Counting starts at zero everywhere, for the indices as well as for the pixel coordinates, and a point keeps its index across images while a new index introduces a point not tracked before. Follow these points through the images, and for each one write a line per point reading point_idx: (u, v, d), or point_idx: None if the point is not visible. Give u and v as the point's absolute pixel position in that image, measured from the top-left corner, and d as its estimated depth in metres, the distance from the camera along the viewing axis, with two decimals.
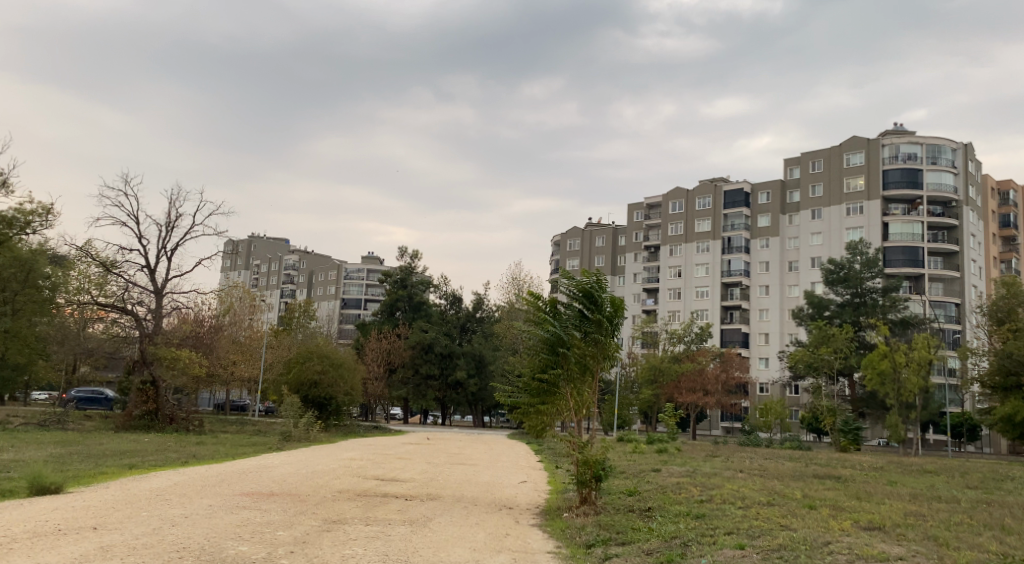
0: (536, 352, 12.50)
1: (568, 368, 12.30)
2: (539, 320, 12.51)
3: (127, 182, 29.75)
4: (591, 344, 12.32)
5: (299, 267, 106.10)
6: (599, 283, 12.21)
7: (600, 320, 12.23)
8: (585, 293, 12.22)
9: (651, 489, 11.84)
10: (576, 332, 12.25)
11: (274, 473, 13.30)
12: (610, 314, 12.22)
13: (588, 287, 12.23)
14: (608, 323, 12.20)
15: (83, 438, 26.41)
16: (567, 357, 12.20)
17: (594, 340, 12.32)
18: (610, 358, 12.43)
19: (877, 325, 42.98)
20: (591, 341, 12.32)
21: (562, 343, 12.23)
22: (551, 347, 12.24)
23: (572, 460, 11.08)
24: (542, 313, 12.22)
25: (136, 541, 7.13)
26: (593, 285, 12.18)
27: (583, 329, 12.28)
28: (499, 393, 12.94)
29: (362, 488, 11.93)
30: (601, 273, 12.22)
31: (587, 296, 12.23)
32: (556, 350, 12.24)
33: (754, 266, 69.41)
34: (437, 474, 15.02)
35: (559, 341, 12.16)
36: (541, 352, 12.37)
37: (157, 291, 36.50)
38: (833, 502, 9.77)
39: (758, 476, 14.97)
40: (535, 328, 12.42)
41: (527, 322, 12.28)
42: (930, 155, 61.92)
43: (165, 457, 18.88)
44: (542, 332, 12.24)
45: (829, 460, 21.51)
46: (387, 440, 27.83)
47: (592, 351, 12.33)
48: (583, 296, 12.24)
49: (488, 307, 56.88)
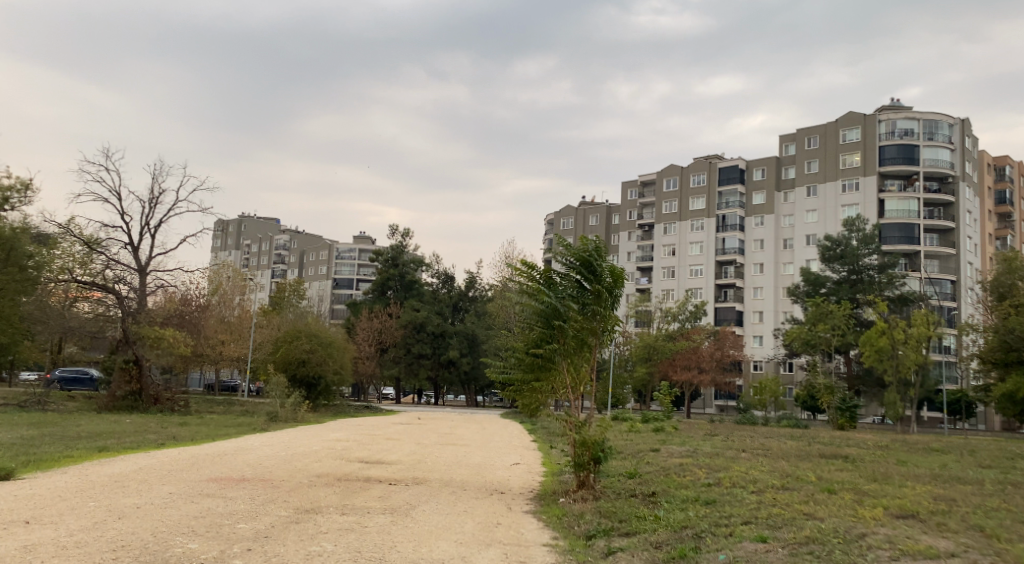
0: (530, 326, 11.69)
1: (563, 343, 11.49)
2: (531, 292, 11.71)
3: (107, 157, 28.90)
4: (590, 317, 11.50)
5: (289, 246, 104.84)
6: (598, 251, 11.39)
7: (599, 292, 11.42)
8: (582, 262, 11.39)
9: (653, 471, 11.06)
10: (573, 304, 11.43)
11: (249, 456, 12.51)
12: (609, 286, 11.41)
13: (586, 254, 11.39)
14: (608, 295, 11.39)
15: (63, 419, 25.61)
16: (564, 330, 11.38)
17: (593, 313, 11.50)
18: (609, 332, 11.61)
19: (875, 301, 42.26)
20: (589, 313, 11.50)
21: (558, 315, 11.42)
22: (546, 320, 11.43)
23: (568, 441, 10.30)
24: (537, 284, 11.43)
25: (70, 538, 6.35)
26: (592, 253, 11.36)
27: (580, 301, 11.46)
28: (490, 369, 12.12)
29: (343, 471, 11.14)
30: (599, 240, 11.41)
31: (585, 265, 11.40)
32: (552, 323, 11.43)
33: (749, 244, 68.69)
34: (424, 456, 14.22)
35: (556, 314, 11.36)
36: (535, 325, 11.55)
37: (141, 269, 35.58)
38: (854, 485, 9.01)
39: (764, 456, 14.22)
40: (528, 300, 11.60)
41: (520, 293, 11.48)
42: (927, 131, 61.00)
43: (142, 439, 18.09)
44: (537, 304, 11.43)
45: (830, 439, 20.78)
46: (376, 420, 27.06)
47: (591, 325, 11.49)
48: (580, 266, 11.42)
49: (481, 286, 55.98)
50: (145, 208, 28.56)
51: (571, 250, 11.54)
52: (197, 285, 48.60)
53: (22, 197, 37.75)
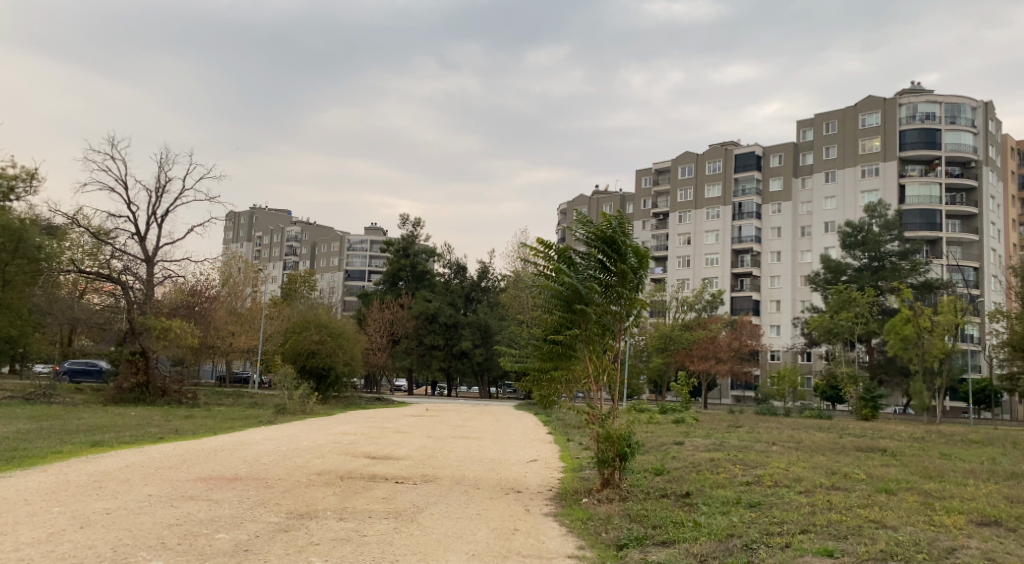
0: (548, 310, 10.82)
1: (585, 328, 10.61)
2: (549, 274, 10.82)
3: (112, 144, 27.48)
4: (613, 299, 10.64)
5: (301, 238, 104.19)
6: (622, 228, 10.48)
7: (623, 272, 10.53)
8: (605, 240, 10.49)
9: (683, 467, 10.17)
10: (595, 286, 10.55)
11: (247, 452, 11.69)
12: (634, 266, 10.52)
13: (608, 231, 10.50)
14: (632, 276, 10.51)
15: (66, 411, 25.00)
16: (586, 314, 10.51)
17: (617, 295, 10.63)
18: (636, 316, 10.69)
19: (900, 288, 40.91)
20: (612, 296, 10.62)
21: (580, 297, 10.55)
22: (567, 303, 10.58)
23: (591, 437, 9.43)
24: (556, 267, 10.59)
25: (15, 554, 5.61)
26: (614, 230, 10.44)
27: (602, 283, 10.58)
28: (505, 357, 11.23)
29: (345, 468, 10.33)
30: (624, 217, 10.49)
31: (607, 243, 10.51)
32: (574, 307, 10.57)
33: (765, 232, 67.50)
34: (435, 451, 13.39)
35: (578, 297, 10.48)
36: (554, 309, 10.70)
37: (148, 260, 34.80)
38: (912, 484, 8.12)
39: (797, 449, 13.33)
40: (546, 282, 10.74)
41: (537, 276, 10.61)
42: (950, 114, 59.53)
43: (141, 433, 17.35)
44: (557, 285, 10.56)
45: (861, 431, 19.81)
46: (387, 412, 26.30)
47: (614, 309, 10.61)
48: (602, 244, 10.53)
49: (493, 276, 55.11)
50: (151, 197, 27.84)
51: (591, 226, 10.64)
52: (207, 276, 47.98)
53: (27, 186, 37.27)
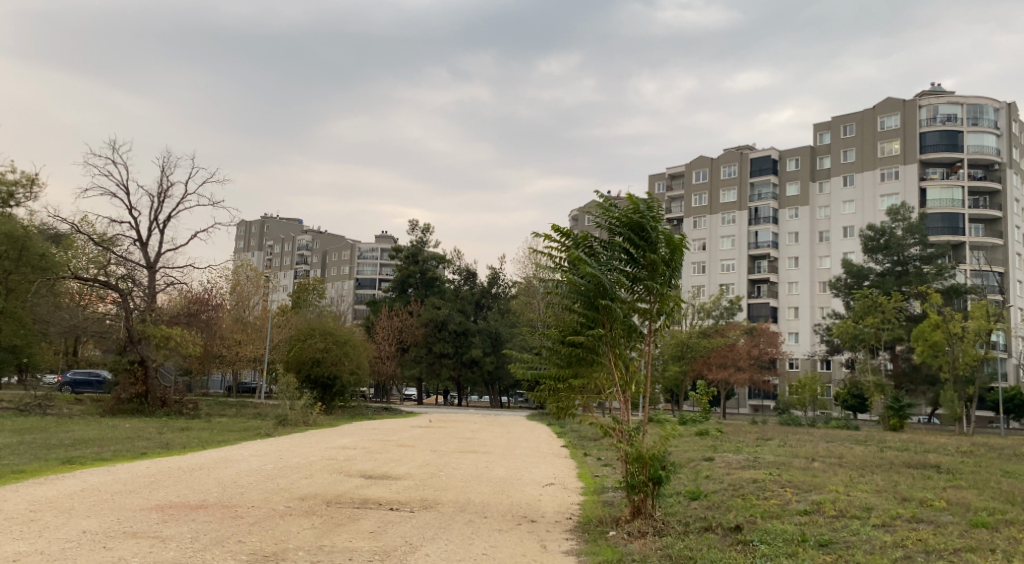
0: (566, 307, 9.53)
1: (608, 328, 9.32)
2: (567, 264, 9.55)
3: (114, 148, 26.70)
4: (641, 294, 9.37)
5: (312, 247, 103.23)
6: (651, 212, 9.25)
7: (653, 262, 9.26)
8: (632, 225, 9.25)
9: (724, 490, 8.87)
10: (622, 279, 9.26)
11: (229, 470, 10.49)
12: (665, 257, 9.26)
13: (636, 216, 9.25)
14: (664, 267, 9.24)
15: (58, 423, 23.79)
16: (611, 311, 9.23)
17: (646, 290, 9.35)
18: (668, 315, 9.38)
19: (927, 291, 39.19)
20: (640, 291, 9.35)
21: (604, 292, 9.24)
22: (587, 301, 9.31)
23: (619, 458, 8.16)
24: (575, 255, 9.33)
25: None
26: (643, 214, 9.21)
27: (630, 276, 9.32)
28: (514, 363, 9.92)
29: (333, 491, 9.09)
30: (654, 201, 9.24)
31: (635, 229, 9.28)
32: (596, 303, 9.27)
33: (782, 237, 66.04)
34: (440, 468, 12.11)
35: (601, 291, 9.19)
36: (573, 306, 9.42)
37: (150, 266, 33.61)
38: (1005, 514, 6.92)
39: (841, 467, 11.96)
40: (563, 274, 9.43)
41: (554, 268, 9.39)
42: (971, 115, 57.96)
43: (128, 448, 16.14)
44: (577, 279, 9.24)
45: (900, 443, 18.39)
46: (392, 423, 25.06)
47: (645, 306, 9.32)
48: (629, 231, 9.29)
49: (504, 282, 53.58)
50: (153, 202, 26.94)
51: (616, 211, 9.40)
52: (212, 283, 46.98)
53: (28, 193, 36.41)
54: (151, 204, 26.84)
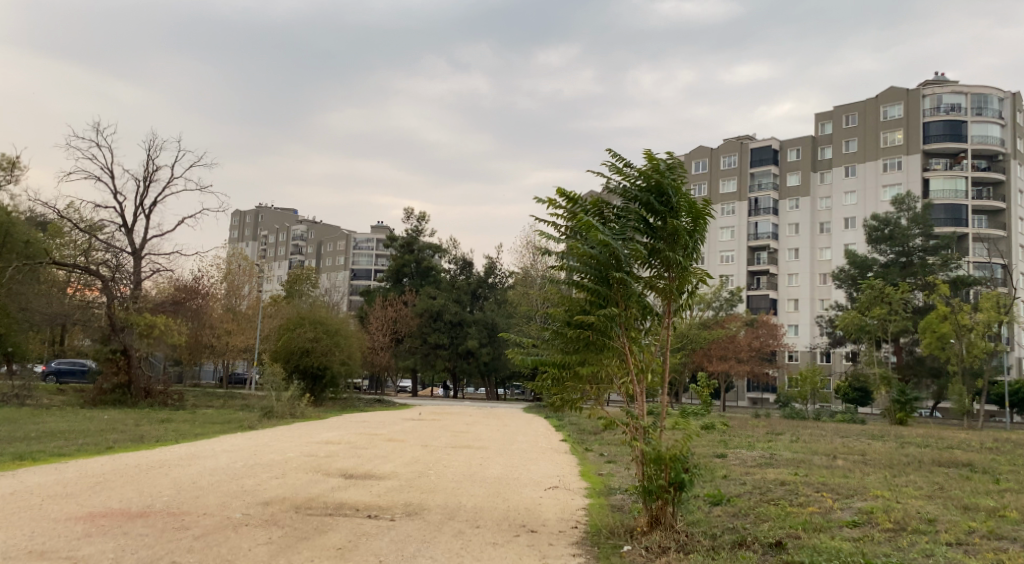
0: (574, 282, 8.45)
1: (622, 307, 8.31)
2: (575, 234, 8.49)
3: (98, 131, 26.28)
4: (659, 269, 8.32)
5: (307, 237, 101.95)
6: (674, 173, 8.27)
7: (674, 231, 8.22)
8: (652, 188, 8.27)
9: (751, 494, 7.87)
10: (639, 249, 8.24)
11: (196, 468, 9.52)
12: (688, 227, 8.23)
13: (657, 179, 8.24)
14: (687, 238, 8.23)
15: (34, 415, 22.80)
16: (625, 287, 8.22)
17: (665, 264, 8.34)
18: (689, 292, 8.37)
19: (935, 282, 38.09)
20: (658, 267, 8.31)
21: (618, 265, 8.21)
22: (599, 276, 8.27)
23: (634, 459, 7.17)
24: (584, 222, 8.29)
25: None
26: (665, 174, 8.23)
27: (648, 245, 8.29)
28: (512, 349, 8.81)
29: (304, 493, 8.05)
30: (677, 160, 8.26)
31: (656, 191, 8.29)
32: (608, 277, 8.24)
33: (783, 228, 65.04)
34: (429, 466, 11.03)
35: (615, 264, 8.18)
36: (582, 282, 8.35)
37: (135, 252, 32.34)
38: None
39: (868, 467, 10.90)
40: (573, 242, 8.35)
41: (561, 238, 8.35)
42: (976, 105, 56.80)
43: (98, 441, 15.15)
44: (589, 249, 8.18)
45: (922, 439, 17.25)
46: (385, 415, 23.96)
47: (664, 280, 8.30)
48: (647, 197, 8.30)
49: (501, 272, 52.31)
50: (139, 186, 26.80)
51: (633, 173, 8.39)
52: (201, 271, 45.83)
53: (9, 176, 35.28)
54: (136, 189, 26.14)
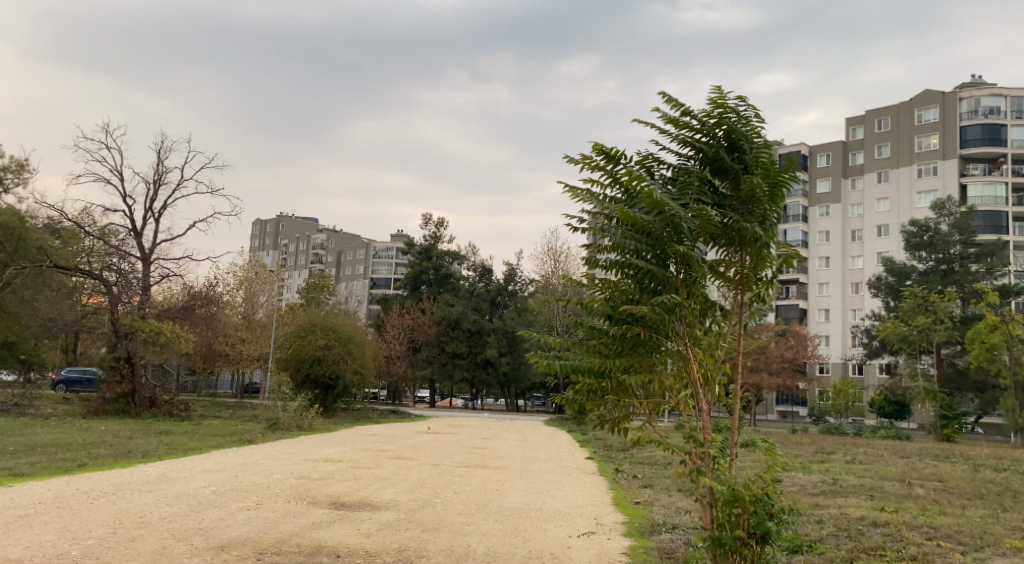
0: (622, 262, 6.92)
1: (684, 296, 6.82)
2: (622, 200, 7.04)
3: (107, 132, 26.14)
4: (730, 248, 6.96)
5: (327, 246, 100.92)
6: (746, 128, 6.97)
7: (750, 197, 6.91)
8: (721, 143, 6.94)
9: (849, 544, 6.77)
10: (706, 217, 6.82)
11: (154, 494, 8.16)
12: (766, 194, 6.91)
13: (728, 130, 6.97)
14: (765, 206, 6.88)
15: (28, 426, 21.57)
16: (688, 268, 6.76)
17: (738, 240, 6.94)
18: (765, 278, 6.97)
19: (981, 289, 35.72)
20: (728, 246, 6.96)
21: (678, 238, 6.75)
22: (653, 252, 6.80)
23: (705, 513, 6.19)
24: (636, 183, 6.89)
25: None
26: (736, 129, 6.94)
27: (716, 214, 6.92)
28: (534, 353, 7.18)
29: (275, 531, 6.58)
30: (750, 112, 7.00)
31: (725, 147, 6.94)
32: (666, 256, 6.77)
33: (812, 235, 62.91)
34: (437, 492, 9.41)
35: (676, 237, 6.75)
36: (631, 262, 6.86)
37: (145, 257, 30.92)
38: None
39: (957, 497, 9.18)
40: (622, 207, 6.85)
41: (606, 205, 6.91)
42: (1017, 109, 54.46)
43: (76, 457, 13.78)
44: (643, 216, 6.72)
45: (991, 461, 15.33)
46: (397, 428, 22.41)
47: (737, 258, 6.94)
48: (717, 152, 7.02)
49: (521, 279, 50.58)
50: (149, 188, 26.53)
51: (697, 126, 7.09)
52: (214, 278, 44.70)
53: (17, 179, 34.13)
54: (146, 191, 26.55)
